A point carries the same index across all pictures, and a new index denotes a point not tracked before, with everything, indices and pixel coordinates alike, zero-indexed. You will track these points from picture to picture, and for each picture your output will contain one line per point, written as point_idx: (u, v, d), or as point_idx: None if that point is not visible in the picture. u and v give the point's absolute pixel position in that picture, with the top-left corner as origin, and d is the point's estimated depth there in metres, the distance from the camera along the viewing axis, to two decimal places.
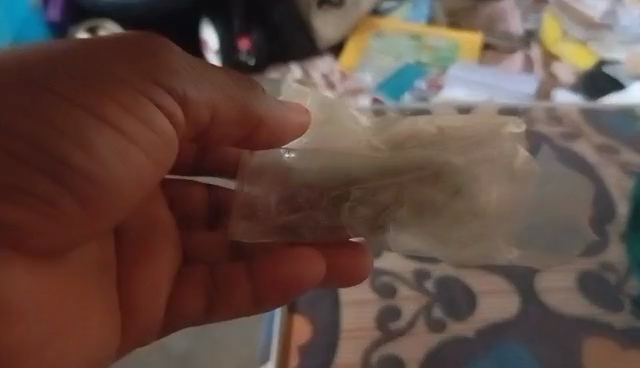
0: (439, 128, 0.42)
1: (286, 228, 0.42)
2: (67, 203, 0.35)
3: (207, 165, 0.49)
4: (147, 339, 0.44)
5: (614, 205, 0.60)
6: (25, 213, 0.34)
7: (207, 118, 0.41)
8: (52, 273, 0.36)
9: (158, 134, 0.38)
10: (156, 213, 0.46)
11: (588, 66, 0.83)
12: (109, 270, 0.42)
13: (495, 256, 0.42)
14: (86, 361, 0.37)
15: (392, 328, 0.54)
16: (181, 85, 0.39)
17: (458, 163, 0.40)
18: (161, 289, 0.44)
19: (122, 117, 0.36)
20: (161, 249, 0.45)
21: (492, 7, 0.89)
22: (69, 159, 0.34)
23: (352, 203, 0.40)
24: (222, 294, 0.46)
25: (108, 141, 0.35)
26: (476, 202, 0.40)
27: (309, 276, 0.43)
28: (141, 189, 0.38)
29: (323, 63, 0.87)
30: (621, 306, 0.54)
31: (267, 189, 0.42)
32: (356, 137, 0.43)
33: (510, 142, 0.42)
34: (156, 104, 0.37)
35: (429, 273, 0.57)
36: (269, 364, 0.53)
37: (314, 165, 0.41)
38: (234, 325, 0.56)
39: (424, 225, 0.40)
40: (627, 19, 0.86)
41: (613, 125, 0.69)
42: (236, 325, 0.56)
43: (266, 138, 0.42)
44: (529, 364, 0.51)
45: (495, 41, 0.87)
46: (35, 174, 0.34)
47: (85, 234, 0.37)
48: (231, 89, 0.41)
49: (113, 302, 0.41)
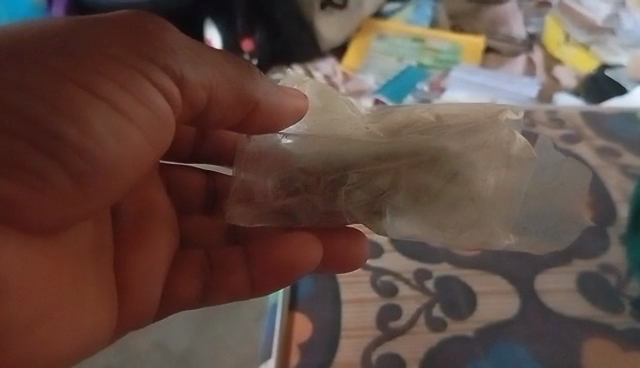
0: (436, 115, 0.43)
1: (283, 212, 0.43)
2: (62, 180, 0.36)
3: (207, 150, 0.50)
4: (144, 320, 0.44)
5: (615, 208, 0.61)
6: (19, 187, 0.34)
7: (203, 99, 0.41)
8: (46, 251, 0.37)
9: (154, 112, 0.38)
10: (152, 198, 0.47)
11: (590, 70, 0.82)
12: (104, 249, 0.42)
13: (492, 242, 0.42)
14: (82, 338, 0.38)
15: (391, 327, 0.53)
16: (178, 65, 0.39)
17: (453, 149, 0.41)
18: (158, 271, 0.44)
19: (116, 94, 0.37)
20: (157, 230, 0.45)
21: (494, 11, 0.90)
22: (62, 134, 0.35)
23: (349, 187, 0.41)
24: (218, 277, 0.47)
25: (102, 119, 0.36)
26: (472, 188, 0.41)
27: (305, 261, 0.44)
28: (134, 168, 0.39)
29: (325, 63, 0.86)
30: (622, 308, 0.54)
31: (264, 173, 0.42)
32: (353, 123, 0.43)
33: (508, 128, 0.42)
34: (151, 82, 0.38)
35: (431, 273, 0.57)
36: (269, 362, 0.51)
37: (311, 150, 0.42)
38: (233, 323, 0.55)
39: (422, 210, 0.41)
40: (630, 21, 0.85)
41: (616, 129, 0.70)
42: (235, 322, 0.55)
43: (263, 122, 0.43)
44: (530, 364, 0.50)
45: (500, 44, 0.87)
46: (29, 149, 0.34)
47: (81, 211, 0.38)
48: (228, 70, 0.41)
49: (108, 280, 0.42)
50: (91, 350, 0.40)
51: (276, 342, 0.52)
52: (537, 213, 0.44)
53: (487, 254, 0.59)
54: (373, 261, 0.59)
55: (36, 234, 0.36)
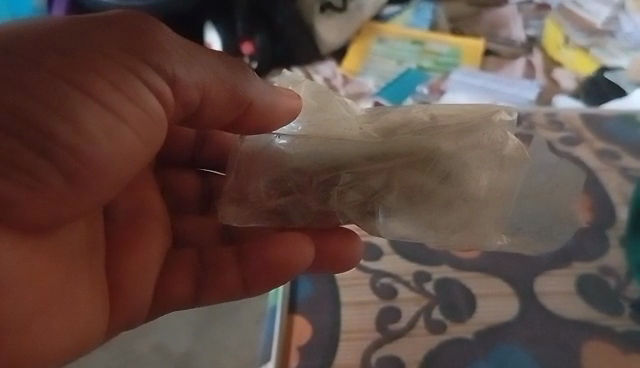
0: (431, 116, 0.43)
1: (276, 212, 0.43)
2: (54, 179, 0.36)
3: (210, 147, 0.51)
4: (136, 320, 0.45)
5: (615, 211, 0.61)
6: (12, 186, 0.35)
7: (196, 99, 0.41)
8: (39, 250, 0.37)
9: (147, 112, 0.38)
10: (147, 197, 0.47)
11: (590, 72, 0.82)
12: (97, 249, 0.42)
13: (484, 243, 0.42)
14: (74, 337, 0.39)
15: (391, 330, 0.53)
16: (170, 64, 0.39)
17: (448, 149, 0.41)
18: (150, 271, 0.44)
19: (109, 93, 0.37)
20: (150, 231, 0.45)
21: (493, 14, 0.90)
22: (54, 133, 0.35)
23: (341, 187, 0.42)
24: (210, 277, 0.47)
25: (95, 118, 0.36)
26: (466, 188, 0.41)
27: (298, 261, 0.44)
28: (127, 167, 0.39)
29: (325, 66, 0.86)
30: (622, 311, 0.54)
31: (257, 174, 0.43)
32: (347, 123, 0.43)
33: (501, 129, 0.42)
34: (144, 81, 0.38)
35: (430, 276, 0.57)
36: (269, 364, 0.51)
37: (305, 150, 0.42)
38: (233, 325, 0.55)
39: (415, 211, 0.41)
40: (630, 25, 0.85)
41: (616, 131, 0.70)
42: (235, 325, 0.55)
43: (256, 122, 0.43)
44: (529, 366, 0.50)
45: (500, 47, 0.87)
46: (21, 148, 0.35)
47: (73, 212, 0.38)
48: (221, 70, 0.41)
49: (100, 279, 0.42)
50: (83, 350, 0.40)
51: (275, 346, 0.52)
52: (535, 214, 0.44)
53: (486, 257, 0.59)
54: (373, 264, 0.59)
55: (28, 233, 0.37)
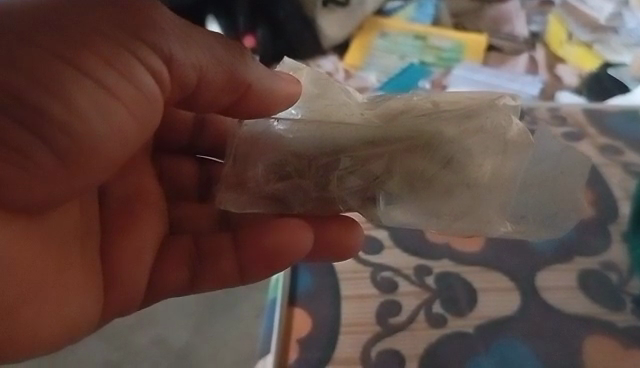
0: (434, 103, 0.42)
1: (275, 197, 0.42)
2: (45, 157, 0.35)
3: (208, 131, 0.51)
4: (129, 307, 0.44)
5: (618, 206, 0.61)
6: (5, 165, 0.34)
7: (193, 80, 0.40)
8: (30, 231, 0.37)
9: (140, 90, 0.38)
10: (144, 183, 0.46)
11: (593, 68, 0.81)
12: (92, 234, 0.42)
13: (487, 229, 0.41)
14: (68, 320, 0.38)
15: (391, 324, 0.53)
16: (166, 43, 0.38)
17: (449, 133, 0.41)
18: (146, 255, 0.44)
19: (103, 71, 0.36)
20: (144, 216, 0.45)
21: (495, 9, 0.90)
22: (48, 113, 0.35)
23: (341, 172, 0.41)
24: (206, 265, 0.46)
25: (88, 96, 0.36)
26: (468, 173, 0.41)
27: (296, 248, 0.43)
28: (122, 148, 0.38)
29: (327, 61, 0.86)
30: (624, 306, 0.53)
31: (254, 159, 0.42)
32: (348, 110, 0.43)
33: (505, 113, 0.41)
34: (139, 59, 0.37)
35: (431, 270, 0.57)
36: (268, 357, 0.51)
37: (305, 134, 0.42)
38: (233, 326, 0.56)
39: (417, 198, 0.41)
40: (633, 21, 0.82)
41: (618, 126, 0.69)
42: (235, 325, 0.56)
43: (254, 106, 0.42)
44: (529, 361, 0.50)
45: (501, 42, 0.86)
46: (12, 125, 0.34)
47: (67, 192, 0.37)
48: (218, 51, 0.40)
49: (94, 261, 0.41)
50: (77, 333, 0.39)
51: (275, 338, 0.52)
52: (538, 205, 0.43)
53: (487, 251, 0.58)
54: (373, 258, 0.58)
55: (19, 214, 0.36)
